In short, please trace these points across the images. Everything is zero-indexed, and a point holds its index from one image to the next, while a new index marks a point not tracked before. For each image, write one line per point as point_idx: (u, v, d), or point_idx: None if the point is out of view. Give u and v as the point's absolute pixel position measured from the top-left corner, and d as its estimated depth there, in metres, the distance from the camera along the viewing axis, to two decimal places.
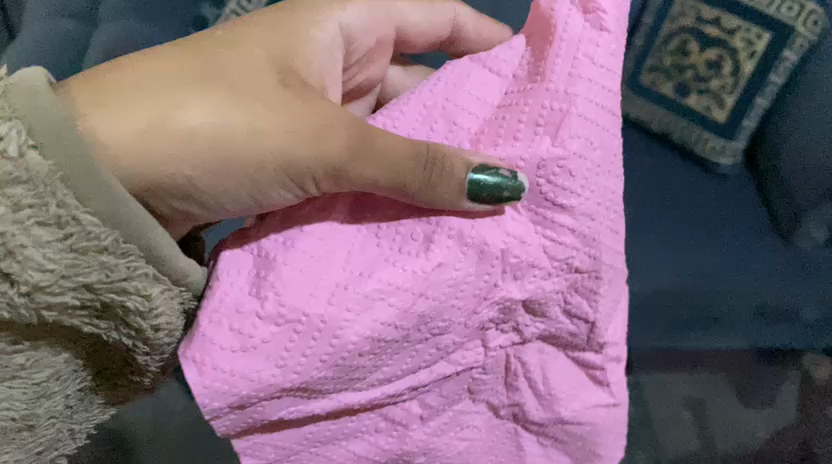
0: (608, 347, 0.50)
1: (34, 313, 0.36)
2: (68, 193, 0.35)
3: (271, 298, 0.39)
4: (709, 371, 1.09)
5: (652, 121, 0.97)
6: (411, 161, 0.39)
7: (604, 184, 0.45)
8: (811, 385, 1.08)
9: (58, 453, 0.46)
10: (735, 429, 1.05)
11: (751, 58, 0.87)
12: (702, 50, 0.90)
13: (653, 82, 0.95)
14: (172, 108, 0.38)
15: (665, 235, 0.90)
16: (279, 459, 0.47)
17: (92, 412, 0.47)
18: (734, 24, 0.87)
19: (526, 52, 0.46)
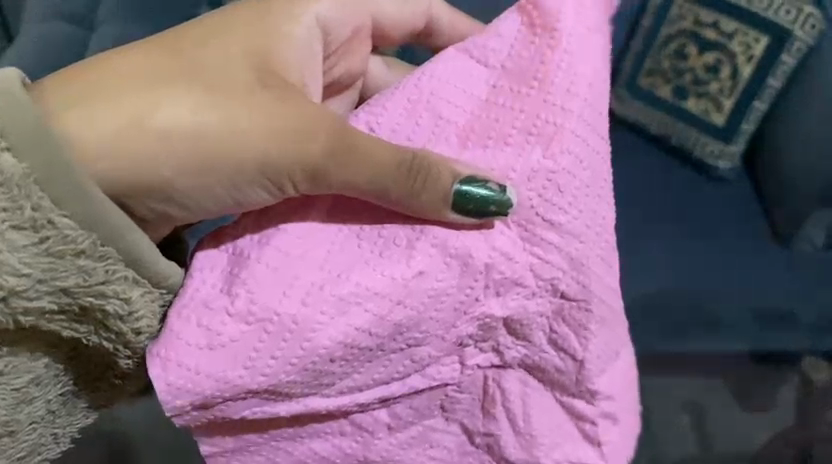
0: (601, 400, 0.52)
1: (11, 317, 0.37)
2: (43, 195, 0.35)
3: (242, 296, 0.44)
4: (710, 375, 1.11)
5: (653, 123, 1.18)
6: (394, 166, 0.39)
7: (594, 207, 0.49)
8: (811, 387, 1.09)
9: (43, 457, 0.49)
10: (737, 434, 1.09)
11: (749, 62, 1.08)
12: (701, 54, 1.12)
13: (653, 84, 1.17)
14: (148, 109, 0.38)
15: (677, 240, 1.10)
16: (238, 449, 0.51)
17: (75, 416, 0.49)
18: (732, 28, 1.08)
19: (515, 42, 0.50)
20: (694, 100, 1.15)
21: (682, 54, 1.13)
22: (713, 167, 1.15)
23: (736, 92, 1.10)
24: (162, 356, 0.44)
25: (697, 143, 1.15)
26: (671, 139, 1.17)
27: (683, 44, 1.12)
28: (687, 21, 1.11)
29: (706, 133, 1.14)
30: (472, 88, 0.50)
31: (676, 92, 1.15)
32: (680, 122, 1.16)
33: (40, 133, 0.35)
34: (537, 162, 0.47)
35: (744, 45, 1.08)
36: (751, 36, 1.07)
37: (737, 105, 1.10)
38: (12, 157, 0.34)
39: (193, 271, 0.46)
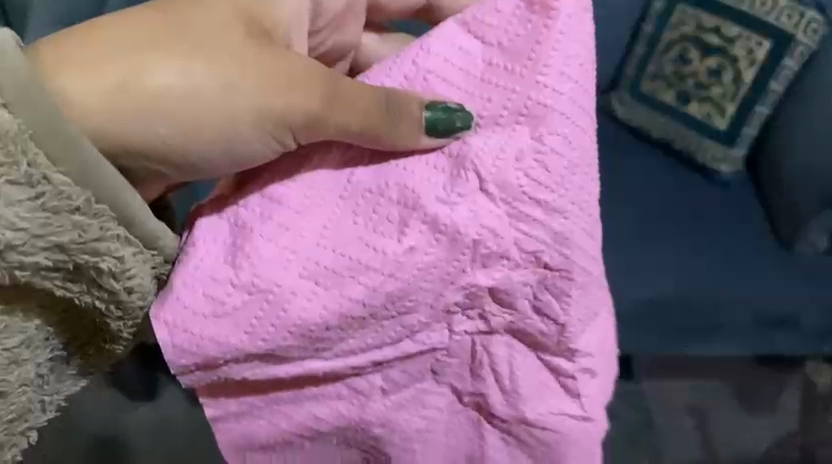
0: (581, 356, 0.55)
1: (8, 271, 0.37)
2: (39, 151, 0.35)
3: (245, 269, 0.47)
4: (711, 381, 1.37)
5: (656, 129, 1.29)
6: (380, 115, 0.41)
7: (580, 183, 0.51)
8: (812, 392, 1.35)
9: (28, 425, 0.49)
10: (739, 439, 1.32)
11: (752, 65, 1.19)
12: (703, 59, 1.23)
13: (655, 89, 1.29)
14: (141, 67, 0.38)
15: (683, 237, 1.18)
16: (242, 412, 0.57)
17: (64, 385, 0.50)
18: (734, 33, 1.20)
19: (515, 20, 0.51)
20: (695, 104, 1.26)
21: (683, 59, 1.25)
22: (716, 171, 1.25)
23: (738, 96, 1.21)
24: (167, 320, 0.47)
25: (701, 148, 1.25)
26: (673, 142, 1.28)
27: (685, 50, 1.24)
28: (690, 28, 1.24)
29: (709, 136, 1.25)
30: (471, 68, 0.52)
31: (678, 97, 1.27)
32: (682, 125, 1.27)
33: (34, 94, 0.35)
34: (526, 142, 0.50)
35: (747, 49, 1.19)
36: (753, 40, 1.18)
37: (741, 106, 1.21)
38: (8, 114, 0.34)
39: (197, 239, 0.48)
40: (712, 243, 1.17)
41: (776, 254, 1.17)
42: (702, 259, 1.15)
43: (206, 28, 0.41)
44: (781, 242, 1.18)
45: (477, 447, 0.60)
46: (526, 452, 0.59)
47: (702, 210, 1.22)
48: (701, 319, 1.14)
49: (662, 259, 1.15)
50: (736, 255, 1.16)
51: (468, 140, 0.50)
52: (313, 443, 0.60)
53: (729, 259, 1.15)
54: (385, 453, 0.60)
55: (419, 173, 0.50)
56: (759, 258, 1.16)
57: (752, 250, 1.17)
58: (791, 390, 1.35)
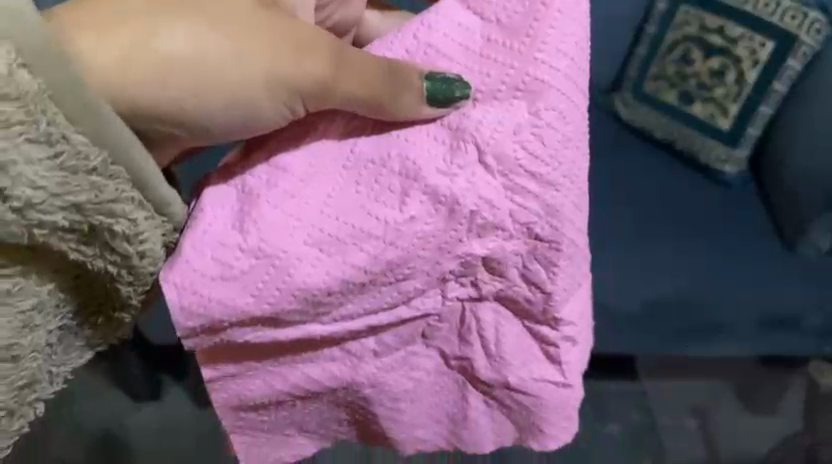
0: (564, 325, 0.58)
1: (27, 230, 0.38)
2: (57, 111, 0.36)
3: (252, 235, 0.49)
4: (711, 381, 1.41)
5: (658, 129, 1.31)
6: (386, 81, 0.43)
7: (572, 157, 0.53)
8: (814, 391, 1.37)
9: (36, 396, 0.49)
10: (739, 438, 1.39)
11: (755, 65, 1.21)
12: (706, 59, 1.26)
13: (657, 89, 1.31)
14: (152, 31, 0.39)
15: (684, 237, 1.21)
16: (237, 374, 0.58)
17: (70, 356, 0.52)
18: (737, 33, 1.23)
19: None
20: (698, 104, 1.29)
21: (686, 59, 1.28)
22: (719, 170, 1.28)
23: (741, 96, 1.24)
24: (176, 283, 0.48)
25: (705, 148, 1.28)
26: (676, 142, 1.31)
27: (688, 50, 1.27)
28: (694, 27, 1.26)
29: (710, 135, 1.28)
30: (470, 44, 0.53)
31: (681, 97, 1.30)
32: (685, 126, 1.29)
33: (52, 56, 0.36)
34: (523, 117, 0.52)
35: (750, 49, 1.22)
36: (757, 41, 1.21)
37: (744, 106, 1.24)
38: (27, 75, 0.35)
39: (204, 205, 0.50)
40: (713, 243, 1.21)
41: (778, 254, 1.20)
42: (703, 260, 1.19)
43: None
44: (784, 242, 1.22)
45: (461, 408, 0.63)
46: (507, 416, 0.63)
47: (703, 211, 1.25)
48: (702, 320, 1.17)
49: (664, 258, 1.19)
50: (737, 255, 1.20)
51: (467, 112, 0.52)
52: (305, 402, 0.62)
53: (729, 259, 1.19)
54: (374, 414, 0.63)
55: (419, 144, 0.51)
56: (759, 258, 1.20)
57: (751, 250, 1.21)
58: (792, 389, 1.39)
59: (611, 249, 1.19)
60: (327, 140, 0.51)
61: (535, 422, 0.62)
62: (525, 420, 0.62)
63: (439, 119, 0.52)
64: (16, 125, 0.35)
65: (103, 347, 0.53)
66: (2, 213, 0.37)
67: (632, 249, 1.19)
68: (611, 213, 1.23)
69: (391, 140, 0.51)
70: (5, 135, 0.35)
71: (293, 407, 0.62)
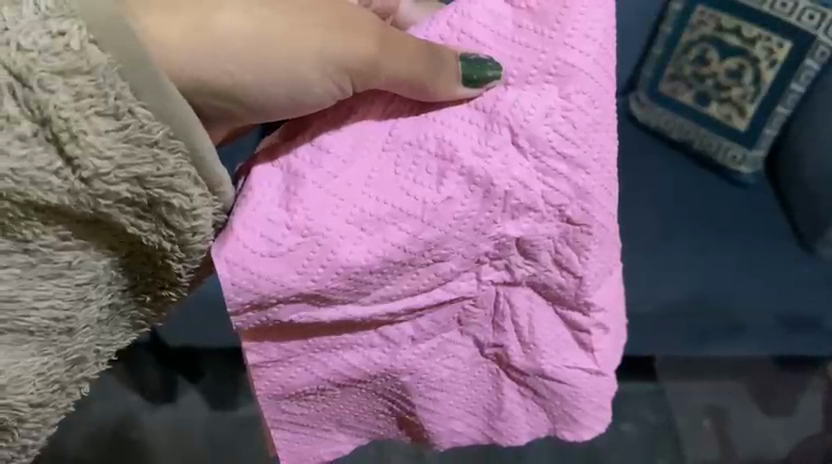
0: (595, 312, 0.60)
1: (92, 200, 0.40)
2: (124, 84, 0.38)
3: (299, 213, 0.50)
4: (728, 382, 1.42)
5: (673, 131, 1.33)
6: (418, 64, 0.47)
7: (602, 140, 0.55)
8: None
9: (84, 375, 0.50)
10: (758, 439, 1.37)
11: (772, 65, 1.21)
12: (722, 59, 1.26)
13: (673, 90, 1.31)
14: (211, 11, 0.41)
15: (701, 240, 1.22)
16: (281, 360, 0.59)
17: (116, 337, 0.51)
18: (754, 34, 1.21)
19: None
20: (714, 105, 1.28)
21: (703, 59, 1.27)
22: (737, 172, 1.28)
23: (758, 96, 1.23)
24: (228, 258, 0.49)
25: (721, 150, 1.28)
26: (693, 142, 1.31)
27: (704, 50, 1.27)
28: (710, 27, 1.25)
29: (727, 137, 1.27)
30: (502, 30, 0.53)
31: (697, 98, 1.30)
32: (700, 126, 1.30)
33: (117, 29, 0.37)
34: (554, 101, 0.53)
35: (768, 50, 1.20)
36: (775, 41, 1.19)
37: (761, 106, 1.23)
38: (98, 50, 0.37)
39: (252, 183, 0.51)
40: (731, 245, 1.22)
41: (795, 255, 1.21)
42: (721, 262, 1.20)
43: None
44: (801, 242, 1.22)
45: (496, 399, 0.67)
46: (540, 405, 0.66)
47: (722, 213, 1.25)
48: (718, 319, 1.20)
49: (682, 261, 1.20)
50: (754, 258, 1.21)
51: (500, 93, 0.53)
52: (344, 392, 0.65)
53: (746, 262, 1.20)
54: (414, 404, 0.66)
55: (455, 128, 0.53)
56: (776, 261, 1.20)
57: (770, 252, 1.21)
58: (811, 389, 1.42)
59: (628, 253, 1.20)
60: (368, 121, 0.53)
61: (567, 412, 0.65)
62: (559, 410, 0.66)
63: (471, 101, 0.53)
64: (87, 97, 0.38)
65: (148, 329, 0.53)
66: (71, 183, 0.39)
67: (649, 253, 1.21)
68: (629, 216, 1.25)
69: (427, 121, 0.53)
70: (76, 107, 0.37)
71: (332, 399, 0.66)
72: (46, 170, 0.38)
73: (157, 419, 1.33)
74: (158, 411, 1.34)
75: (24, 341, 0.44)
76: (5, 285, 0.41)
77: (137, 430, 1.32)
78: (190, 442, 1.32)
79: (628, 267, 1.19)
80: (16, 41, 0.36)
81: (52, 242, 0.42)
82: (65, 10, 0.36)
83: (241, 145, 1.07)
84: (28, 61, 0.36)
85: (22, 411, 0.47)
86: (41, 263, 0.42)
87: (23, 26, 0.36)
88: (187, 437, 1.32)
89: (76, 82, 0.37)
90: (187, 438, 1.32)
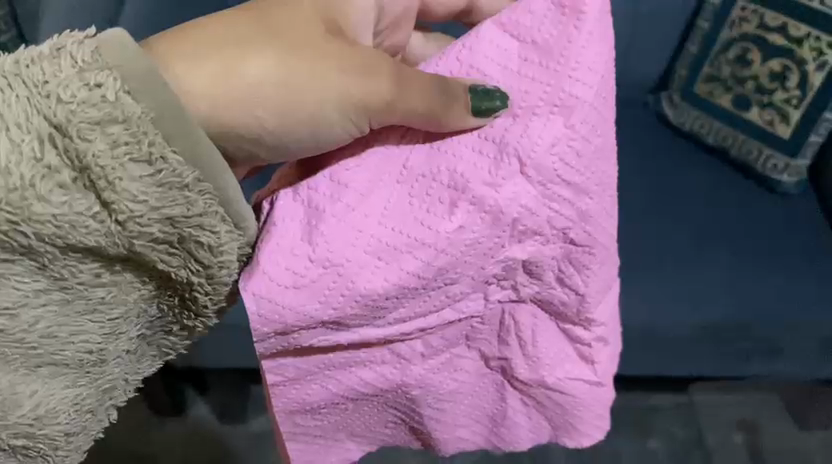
0: (596, 326, 0.62)
1: (127, 240, 0.42)
2: (156, 132, 0.41)
3: (320, 246, 0.53)
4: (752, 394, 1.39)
5: (710, 134, 1.26)
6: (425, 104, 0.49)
7: (602, 169, 0.57)
8: None
9: (112, 403, 0.51)
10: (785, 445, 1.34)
11: (820, 69, 1.13)
12: (765, 60, 1.18)
13: (710, 91, 1.26)
14: (239, 60, 0.44)
15: (733, 258, 1.14)
16: (297, 377, 0.61)
17: (143, 366, 0.52)
18: (802, 33, 1.13)
19: (554, 20, 0.55)
20: (756, 108, 1.21)
21: (743, 60, 1.20)
22: (778, 181, 1.21)
23: (804, 100, 1.15)
24: (255, 292, 0.52)
25: (761, 157, 1.21)
26: (730, 148, 1.24)
27: (745, 50, 1.20)
28: (752, 25, 1.18)
29: (768, 143, 1.21)
30: (507, 63, 0.56)
31: (736, 100, 1.23)
32: (737, 130, 1.23)
33: (151, 82, 0.40)
34: (560, 131, 0.55)
35: (816, 51, 1.13)
36: (825, 40, 1.11)
37: (808, 109, 1.15)
38: (132, 100, 0.40)
39: (275, 220, 0.53)
40: (765, 264, 1.13)
41: None
42: (753, 274, 1.12)
43: (294, 23, 0.47)
44: None
45: (500, 406, 0.69)
46: (545, 415, 0.68)
47: (752, 222, 1.18)
48: (747, 337, 1.12)
49: (711, 279, 1.12)
50: (791, 278, 1.12)
51: (508, 124, 0.55)
52: (356, 405, 0.67)
53: (783, 283, 1.11)
54: (421, 413, 0.68)
55: (465, 158, 0.54)
56: (816, 283, 1.11)
57: (806, 265, 1.13)
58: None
59: (650, 261, 1.13)
60: (384, 150, 0.55)
61: (569, 420, 0.67)
62: (560, 419, 0.67)
63: (477, 130, 0.55)
64: (122, 145, 0.40)
65: (173, 357, 0.55)
66: (107, 226, 0.41)
67: (672, 261, 1.13)
68: (651, 223, 1.17)
69: (434, 152, 0.55)
70: (112, 155, 0.40)
71: (345, 410, 0.68)
72: (85, 214, 0.40)
73: (167, 435, 1.34)
74: (168, 427, 1.35)
75: (61, 373, 0.46)
76: (44, 322, 0.43)
77: (145, 445, 1.33)
78: (199, 456, 1.32)
79: (650, 276, 1.12)
80: (56, 94, 0.39)
81: (86, 279, 0.44)
82: (103, 64, 0.39)
83: (258, 178, 1.09)
84: (67, 112, 0.39)
85: (57, 440, 0.49)
86: (77, 299, 0.44)
87: (62, 79, 0.39)
88: (195, 452, 1.33)
89: (112, 131, 0.39)
90: (196, 453, 1.33)
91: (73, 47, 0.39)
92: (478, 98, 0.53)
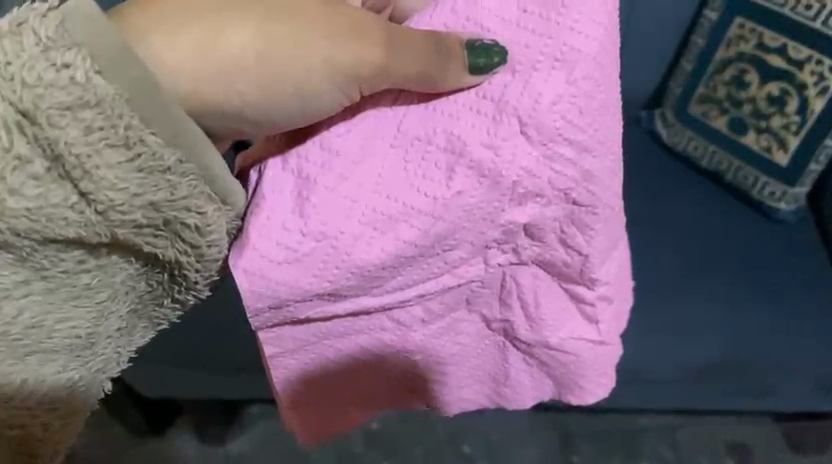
0: (599, 285, 0.61)
1: (109, 229, 0.40)
2: (132, 114, 0.38)
3: (313, 218, 0.51)
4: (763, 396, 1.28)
5: (703, 158, 1.00)
6: (418, 68, 0.46)
7: (605, 125, 0.54)
8: None
9: (107, 377, 0.50)
10: None
11: (821, 94, 0.90)
12: (762, 83, 0.95)
13: (705, 112, 1.00)
14: (216, 32, 0.41)
15: (729, 297, 0.91)
16: (295, 348, 0.62)
17: (134, 338, 0.50)
18: (802, 54, 0.90)
19: None
20: (753, 133, 0.97)
21: (739, 83, 0.96)
22: (773, 210, 0.96)
23: (804, 128, 0.92)
24: (246, 268, 0.51)
25: (757, 185, 0.97)
26: (725, 175, 0.99)
27: (742, 70, 0.96)
28: (749, 43, 0.94)
29: (767, 173, 0.96)
30: (507, 14, 0.51)
31: (732, 122, 0.98)
32: (736, 158, 0.98)
33: (123, 60, 0.36)
34: (562, 87, 0.51)
35: (818, 74, 0.90)
36: (827, 65, 0.89)
37: (806, 139, 0.92)
38: (104, 81, 0.36)
39: (265, 191, 0.51)
40: (765, 299, 0.91)
41: None
42: (749, 317, 0.89)
43: None
44: None
45: (503, 367, 0.70)
46: (547, 374, 0.69)
47: (759, 236, 0.95)
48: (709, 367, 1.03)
49: (699, 320, 0.89)
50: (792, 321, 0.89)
51: (506, 80, 0.51)
52: (360, 373, 0.68)
53: (786, 322, 0.89)
54: (425, 377, 0.69)
55: (463, 119, 0.51)
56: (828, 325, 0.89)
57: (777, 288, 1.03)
58: None
59: (650, 292, 0.90)
60: (377, 113, 0.52)
61: (573, 378, 0.68)
62: (564, 377, 0.68)
63: (474, 87, 0.51)
64: (97, 130, 0.37)
65: (167, 326, 0.53)
66: (87, 216, 0.39)
67: (664, 298, 0.90)
68: (646, 240, 0.94)
69: (430, 113, 0.51)
70: (87, 141, 0.37)
71: (347, 379, 0.68)
72: (62, 206, 0.39)
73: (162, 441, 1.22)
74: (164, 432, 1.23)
75: (48, 361, 0.45)
76: (28, 312, 0.43)
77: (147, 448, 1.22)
78: None
79: (648, 309, 0.90)
80: (20, 77, 0.36)
81: (70, 267, 0.42)
82: (67, 40, 0.36)
83: None
84: (35, 98, 0.36)
85: (52, 424, 0.47)
86: (60, 287, 0.43)
87: (25, 60, 0.35)
88: None
89: (85, 116, 0.37)
90: None
91: (35, 22, 0.35)
92: (476, 54, 0.49)
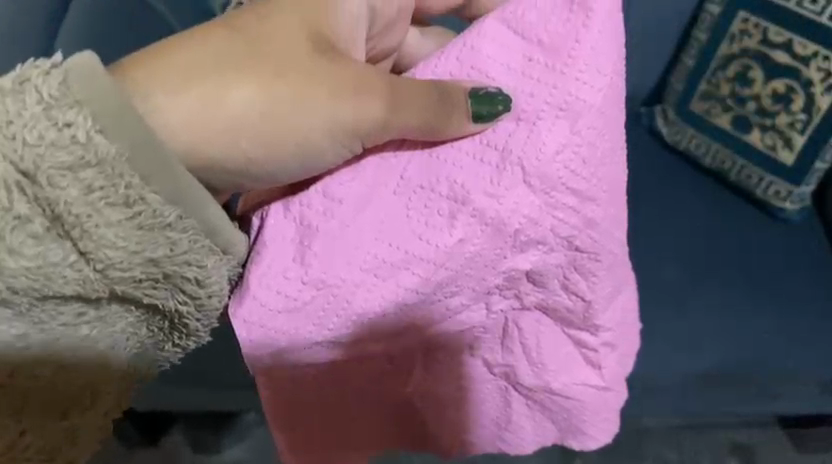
0: (602, 332, 0.60)
1: (107, 285, 0.41)
2: (133, 173, 0.37)
3: (314, 267, 0.51)
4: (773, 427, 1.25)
5: (706, 156, 0.98)
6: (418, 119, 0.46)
7: (608, 173, 0.53)
8: None
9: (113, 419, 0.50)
10: None
11: (827, 92, 0.87)
12: (767, 79, 0.91)
13: (707, 110, 0.97)
14: (222, 87, 0.41)
15: (730, 300, 0.88)
16: (296, 390, 0.61)
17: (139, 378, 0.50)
18: (809, 51, 0.87)
19: (570, 16, 0.49)
20: (756, 131, 0.94)
21: (743, 79, 0.93)
22: (777, 208, 0.93)
23: (811, 126, 0.89)
24: (245, 318, 0.51)
25: (761, 184, 0.94)
26: (728, 174, 0.96)
27: (746, 67, 0.93)
28: (753, 39, 0.91)
29: (770, 173, 0.93)
30: (512, 63, 0.50)
31: (735, 120, 0.95)
32: (740, 157, 0.95)
33: (126, 118, 0.36)
34: (566, 137, 0.50)
35: (825, 71, 0.86)
36: None
37: (812, 136, 0.89)
38: (104, 139, 0.36)
39: (266, 240, 0.51)
40: (767, 300, 0.88)
41: None
42: (750, 322, 0.86)
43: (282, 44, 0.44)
44: None
45: (504, 412, 0.69)
46: (550, 418, 0.68)
47: (761, 236, 0.92)
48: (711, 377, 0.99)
49: (699, 326, 0.86)
50: (793, 321, 0.86)
51: (510, 131, 0.50)
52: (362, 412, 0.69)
53: (789, 323, 0.86)
54: (421, 414, 0.70)
55: (466, 168, 0.50)
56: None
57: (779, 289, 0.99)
58: None
59: (652, 301, 0.87)
60: (381, 160, 0.51)
61: (575, 423, 0.67)
62: (566, 422, 0.67)
63: (478, 134, 0.50)
64: (97, 190, 0.37)
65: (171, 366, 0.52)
66: (86, 273, 0.39)
67: (664, 306, 0.87)
68: (645, 243, 0.92)
69: (434, 160, 0.51)
70: (87, 201, 0.37)
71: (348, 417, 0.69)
72: (60, 264, 0.39)
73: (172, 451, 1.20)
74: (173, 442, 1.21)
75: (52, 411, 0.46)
76: (27, 364, 0.43)
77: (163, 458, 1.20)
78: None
79: (649, 320, 0.87)
80: (22, 136, 0.36)
81: (68, 319, 0.43)
82: (69, 98, 0.36)
83: None
84: (36, 157, 0.36)
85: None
86: (60, 339, 0.43)
87: (28, 119, 0.36)
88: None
89: (85, 176, 0.37)
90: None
91: (38, 79, 0.35)
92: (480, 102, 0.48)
